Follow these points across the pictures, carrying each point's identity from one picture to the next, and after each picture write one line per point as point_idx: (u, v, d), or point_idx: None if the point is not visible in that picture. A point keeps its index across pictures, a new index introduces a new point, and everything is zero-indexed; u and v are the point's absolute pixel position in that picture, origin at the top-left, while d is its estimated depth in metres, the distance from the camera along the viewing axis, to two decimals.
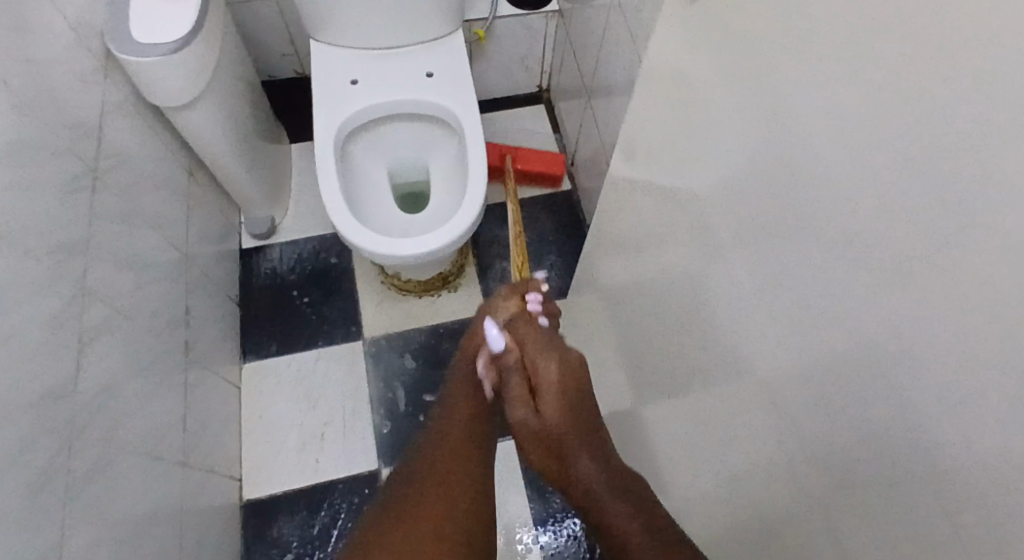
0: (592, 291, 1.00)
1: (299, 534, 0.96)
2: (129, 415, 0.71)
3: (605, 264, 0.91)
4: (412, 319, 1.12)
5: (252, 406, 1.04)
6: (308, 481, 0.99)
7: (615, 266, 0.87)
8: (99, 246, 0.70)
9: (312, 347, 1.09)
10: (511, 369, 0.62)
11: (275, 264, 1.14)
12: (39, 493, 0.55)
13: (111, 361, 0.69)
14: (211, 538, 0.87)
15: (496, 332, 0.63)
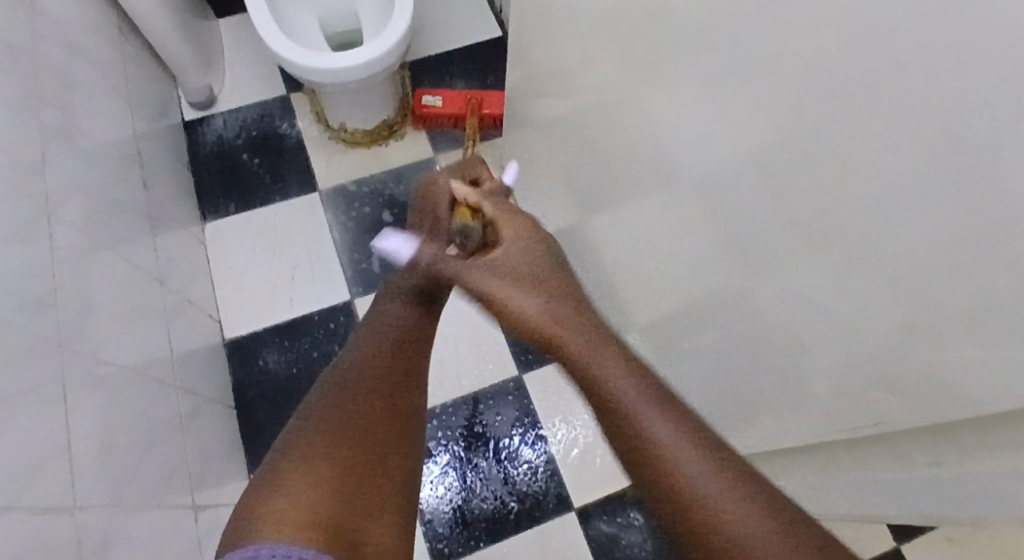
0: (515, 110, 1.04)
1: (283, 359, 1.04)
2: (92, 218, 0.74)
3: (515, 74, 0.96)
4: (363, 167, 1.16)
5: (220, 259, 1.09)
6: (284, 316, 1.06)
7: (522, 71, 0.92)
8: (37, 59, 0.72)
9: (269, 203, 1.13)
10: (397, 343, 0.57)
11: (221, 132, 1.17)
12: (30, 243, 0.60)
13: (68, 172, 0.72)
14: (199, 368, 0.92)
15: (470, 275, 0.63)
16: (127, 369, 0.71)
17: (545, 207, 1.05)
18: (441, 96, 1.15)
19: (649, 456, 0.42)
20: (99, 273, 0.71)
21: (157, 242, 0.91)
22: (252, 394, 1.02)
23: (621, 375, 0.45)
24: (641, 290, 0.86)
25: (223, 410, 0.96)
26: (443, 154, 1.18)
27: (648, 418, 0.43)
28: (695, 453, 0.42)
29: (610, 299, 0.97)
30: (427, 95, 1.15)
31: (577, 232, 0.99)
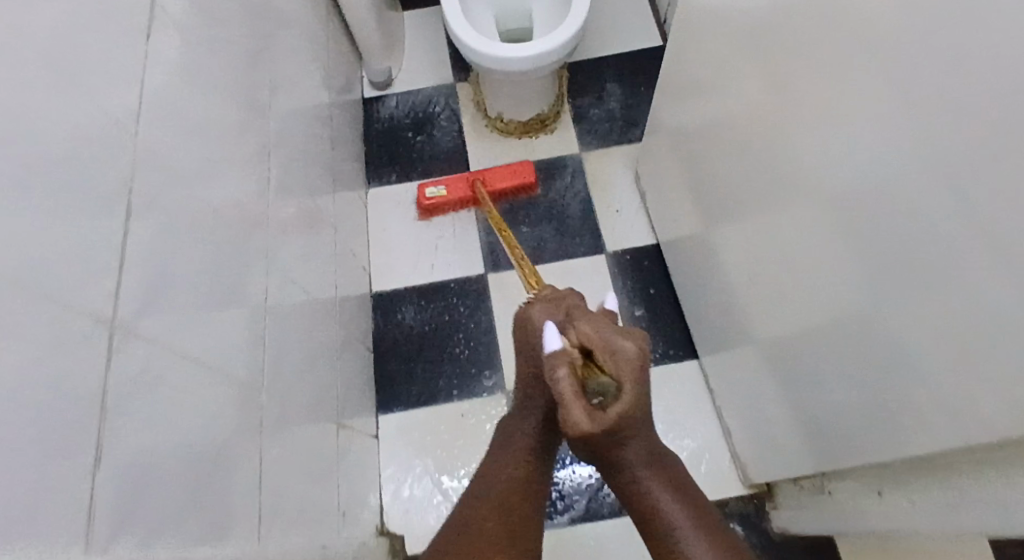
0: (660, 116, 1.08)
1: (419, 318, 1.14)
2: (289, 163, 0.86)
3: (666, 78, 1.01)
4: (513, 155, 1.25)
5: (377, 221, 1.20)
6: (425, 279, 1.16)
7: (675, 76, 0.96)
8: (264, 24, 0.85)
9: (425, 177, 1.24)
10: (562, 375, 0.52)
11: (393, 110, 1.29)
12: (251, 171, 0.71)
13: (276, 120, 0.84)
14: (346, 312, 1.03)
15: (553, 334, 0.57)
16: (302, 292, 0.82)
17: (680, 219, 1.09)
18: (443, 181, 1.18)
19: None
20: (291, 207, 0.83)
21: (327, 195, 1.03)
22: (389, 343, 1.12)
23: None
24: (756, 304, 0.88)
25: (362, 351, 1.07)
26: (587, 153, 1.24)
27: (690, 549, 0.50)
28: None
29: (726, 309, 0.99)
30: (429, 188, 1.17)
31: (704, 240, 1.01)
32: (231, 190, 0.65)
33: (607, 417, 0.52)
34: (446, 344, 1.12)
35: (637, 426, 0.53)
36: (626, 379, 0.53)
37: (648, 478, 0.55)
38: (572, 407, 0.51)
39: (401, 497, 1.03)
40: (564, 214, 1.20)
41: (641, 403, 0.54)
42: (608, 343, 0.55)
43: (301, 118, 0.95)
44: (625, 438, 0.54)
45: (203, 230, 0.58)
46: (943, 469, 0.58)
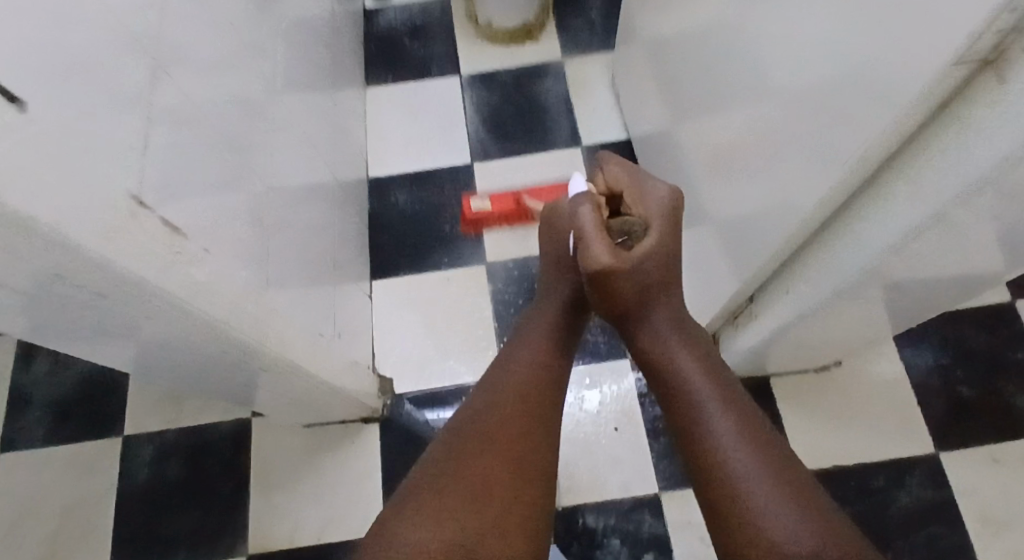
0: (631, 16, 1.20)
1: (410, 200, 1.26)
2: (292, 32, 0.98)
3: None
4: (499, 61, 1.37)
5: (375, 117, 1.33)
6: (417, 167, 1.29)
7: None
8: None
9: (419, 79, 1.36)
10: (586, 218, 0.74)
11: (391, 19, 1.41)
12: (258, 17, 0.83)
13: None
14: (342, 185, 1.16)
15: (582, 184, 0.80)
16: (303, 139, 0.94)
17: (647, 111, 1.21)
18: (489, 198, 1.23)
19: (738, 513, 0.61)
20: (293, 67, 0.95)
21: (327, 77, 1.16)
22: (382, 221, 1.25)
23: (739, 445, 0.64)
24: (703, 165, 1.00)
25: (358, 223, 1.19)
26: (568, 59, 1.36)
27: (723, 435, 0.65)
28: (759, 493, 0.60)
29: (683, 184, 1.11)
30: (473, 201, 1.23)
31: (665, 123, 1.13)
32: (242, 23, 0.77)
33: (635, 270, 0.73)
34: (435, 223, 1.24)
35: (654, 271, 0.74)
36: (654, 226, 0.74)
37: (684, 363, 0.72)
38: (597, 244, 0.72)
39: (391, 348, 1.16)
40: (545, 111, 1.32)
41: (669, 253, 0.75)
42: (637, 197, 0.78)
43: (304, 3, 1.07)
44: (648, 293, 0.74)
45: (221, 40, 0.70)
46: (821, 244, 0.71)
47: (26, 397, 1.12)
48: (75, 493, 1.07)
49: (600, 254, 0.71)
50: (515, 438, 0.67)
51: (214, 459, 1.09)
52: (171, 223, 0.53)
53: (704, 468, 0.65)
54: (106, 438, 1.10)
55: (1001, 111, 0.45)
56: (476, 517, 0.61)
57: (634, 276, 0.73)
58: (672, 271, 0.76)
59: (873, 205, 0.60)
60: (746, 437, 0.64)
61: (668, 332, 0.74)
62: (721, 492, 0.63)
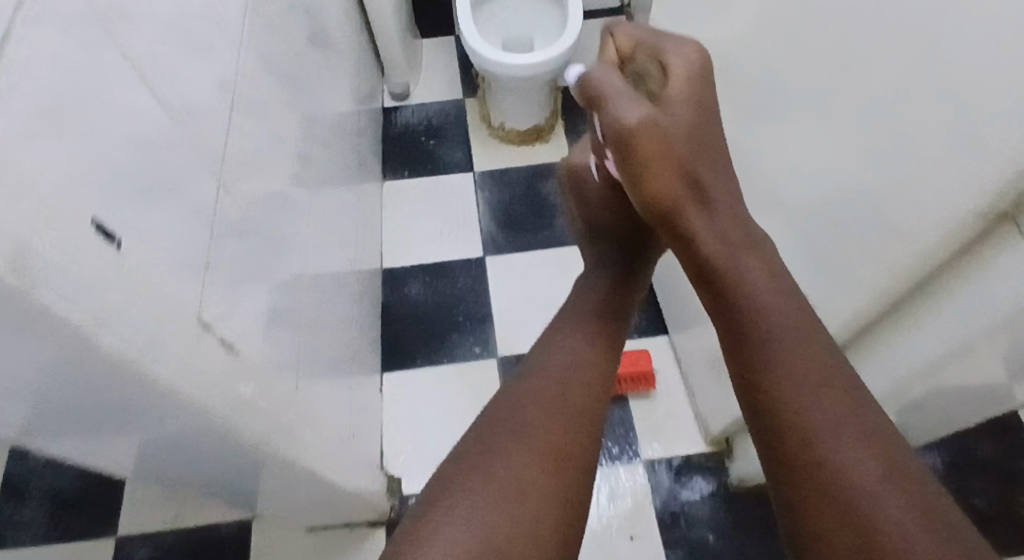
0: None
1: (423, 293, 1.28)
2: (321, 135, 1.02)
3: None
4: (511, 160, 1.42)
5: (390, 210, 1.36)
6: (430, 260, 1.31)
7: None
8: (309, 21, 1.02)
9: (434, 175, 1.40)
10: (611, 104, 0.62)
11: (408, 118, 1.46)
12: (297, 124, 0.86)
13: (314, 98, 1.00)
14: (358, 278, 1.17)
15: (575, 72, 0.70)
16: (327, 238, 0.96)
17: None
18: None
19: (806, 448, 0.49)
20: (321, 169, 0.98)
21: (349, 174, 1.19)
22: (395, 313, 1.26)
23: (801, 363, 0.51)
24: None
25: (371, 316, 1.20)
26: None
27: (802, 395, 0.50)
28: (828, 421, 0.48)
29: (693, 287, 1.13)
30: None
31: None
32: (285, 133, 0.80)
33: (667, 125, 0.60)
34: (447, 316, 1.25)
35: (693, 153, 0.60)
36: (678, 88, 0.61)
37: (748, 276, 0.56)
38: (626, 101, 0.61)
39: (401, 444, 1.15)
40: (556, 209, 1.36)
41: (694, 103, 0.62)
42: (650, 39, 0.65)
43: (331, 106, 1.11)
44: (693, 169, 0.60)
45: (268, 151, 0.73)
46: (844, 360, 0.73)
47: (23, 488, 1.09)
48: None
49: (632, 110, 0.61)
50: (565, 403, 0.60)
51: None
52: (226, 340, 0.53)
53: (762, 391, 0.52)
54: (104, 535, 1.06)
55: (1010, 265, 0.47)
56: (520, 506, 0.54)
57: (666, 120, 0.60)
58: (706, 145, 0.62)
59: (899, 328, 0.63)
60: (810, 353, 0.52)
61: (727, 224, 0.59)
62: (786, 419, 0.50)
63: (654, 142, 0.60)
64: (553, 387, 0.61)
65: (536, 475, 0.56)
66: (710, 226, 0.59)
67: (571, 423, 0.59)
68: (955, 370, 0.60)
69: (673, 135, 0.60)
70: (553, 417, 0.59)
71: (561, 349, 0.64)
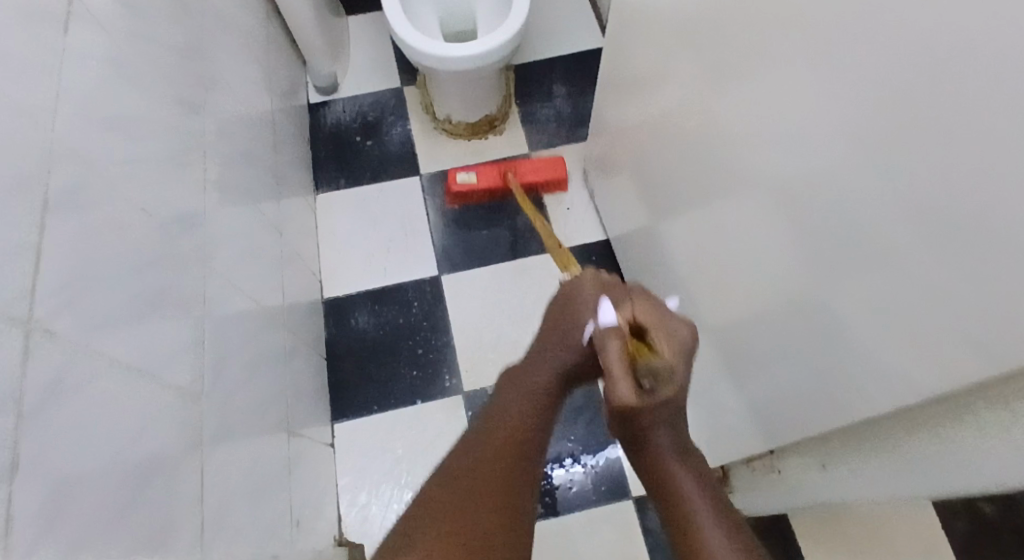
0: (607, 115, 1.09)
1: (372, 322, 1.13)
2: (227, 172, 0.85)
3: (608, 79, 1.02)
4: (462, 157, 1.25)
5: (327, 227, 1.20)
6: (378, 283, 1.16)
7: (618, 76, 0.98)
8: (198, 34, 0.83)
9: (375, 181, 1.23)
10: (607, 339, 0.56)
11: (339, 114, 1.28)
12: (186, 179, 0.70)
13: (213, 132, 0.82)
14: (295, 321, 1.02)
15: (608, 313, 0.60)
16: (241, 301, 0.81)
17: (630, 216, 1.10)
18: (476, 171, 1.17)
19: None
20: (228, 217, 0.82)
21: (270, 201, 1.02)
22: (342, 348, 1.11)
23: (723, 540, 0.47)
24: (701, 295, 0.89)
25: (314, 359, 1.06)
26: (537, 151, 1.25)
27: None
28: None
29: (677, 302, 1.00)
30: (460, 174, 1.16)
31: (652, 234, 1.03)
32: (167, 200, 0.64)
33: (650, 405, 0.52)
34: (401, 347, 1.11)
35: (655, 417, 0.53)
36: (671, 356, 0.55)
37: (694, 497, 0.51)
38: (619, 374, 0.53)
39: (361, 501, 1.02)
40: (514, 211, 1.21)
41: (682, 374, 0.54)
42: (663, 336, 0.56)
43: (240, 128, 0.94)
44: (654, 423, 0.53)
45: (138, 239, 0.57)
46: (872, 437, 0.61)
47: None
48: None
49: (623, 387, 0.52)
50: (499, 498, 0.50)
51: None
52: None
53: (678, 553, 0.48)
54: None
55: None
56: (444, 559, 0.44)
57: (654, 404, 0.52)
58: (681, 414, 0.56)
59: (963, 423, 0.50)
60: (733, 528, 0.48)
61: (676, 467, 0.53)
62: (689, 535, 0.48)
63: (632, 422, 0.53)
64: (439, 512, 0.48)
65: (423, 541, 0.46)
66: (656, 458, 0.54)
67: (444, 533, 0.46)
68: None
69: (651, 408, 0.52)
70: (420, 529, 0.47)
71: (452, 461, 0.55)
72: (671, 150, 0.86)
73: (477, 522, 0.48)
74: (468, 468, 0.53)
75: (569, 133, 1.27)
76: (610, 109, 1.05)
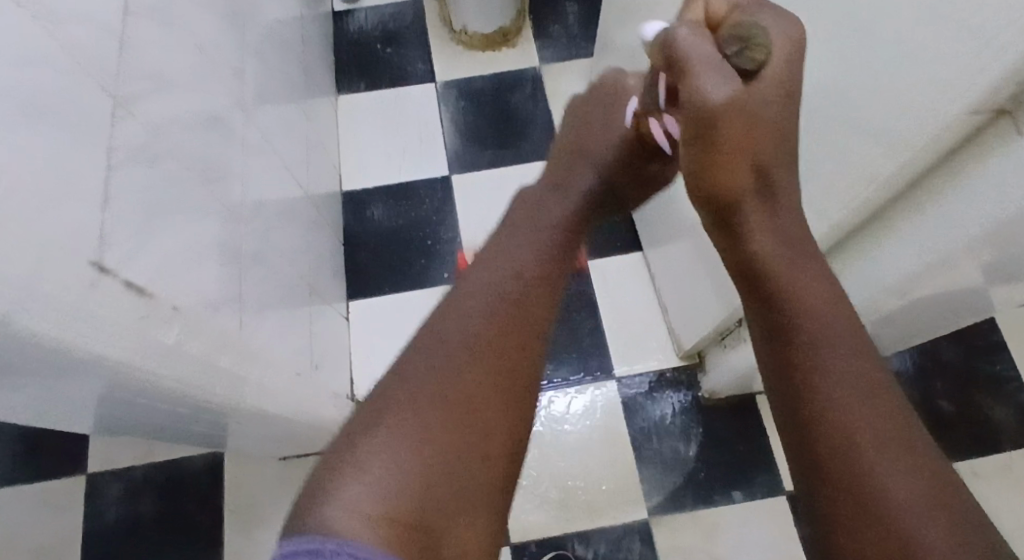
0: (612, 24, 1.16)
1: (387, 214, 1.22)
2: (262, 44, 0.93)
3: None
4: (476, 67, 1.32)
5: (347, 127, 1.28)
6: (393, 179, 1.24)
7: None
8: None
9: (393, 87, 1.31)
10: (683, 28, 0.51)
11: (361, 23, 1.35)
12: (228, 33, 0.78)
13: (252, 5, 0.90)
14: (318, 201, 1.11)
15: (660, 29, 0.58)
16: (271, 160, 0.90)
17: None
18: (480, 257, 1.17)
19: (834, 425, 0.46)
20: (262, 84, 0.90)
21: (298, 88, 1.09)
22: (358, 235, 1.21)
23: (838, 319, 0.49)
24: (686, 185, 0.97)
25: (333, 241, 1.15)
26: (546, 65, 1.33)
27: (834, 376, 0.47)
28: (853, 401, 0.46)
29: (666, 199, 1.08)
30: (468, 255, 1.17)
31: None
32: (212, 42, 0.72)
33: (756, 110, 0.49)
34: (413, 237, 1.20)
35: (772, 132, 0.51)
36: (774, 61, 0.49)
37: (785, 259, 0.52)
38: (710, 76, 0.48)
39: (371, 371, 1.12)
40: (523, 119, 1.29)
41: (784, 97, 0.50)
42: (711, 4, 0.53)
43: (274, 12, 1.02)
44: (756, 191, 0.53)
45: (192, 63, 0.65)
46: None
47: None
48: (39, 537, 1.00)
49: (717, 87, 0.48)
50: (490, 432, 0.53)
51: (190, 496, 1.04)
52: (133, 282, 0.46)
53: (790, 355, 0.49)
54: (74, 476, 1.03)
55: (1003, 164, 0.42)
56: (409, 477, 0.48)
57: (756, 115, 0.50)
58: (783, 159, 0.52)
59: (885, 232, 0.56)
60: (835, 304, 0.50)
61: (778, 222, 0.53)
62: (806, 367, 0.48)
63: (726, 142, 0.50)
64: (407, 439, 0.50)
65: (408, 486, 0.48)
66: (766, 210, 0.53)
67: (420, 494, 0.48)
68: (932, 279, 0.56)
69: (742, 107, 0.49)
70: (407, 466, 0.49)
71: (416, 352, 0.55)
72: None
73: (444, 467, 0.50)
74: (418, 376, 0.53)
75: (578, 50, 1.34)
76: (616, 15, 1.12)
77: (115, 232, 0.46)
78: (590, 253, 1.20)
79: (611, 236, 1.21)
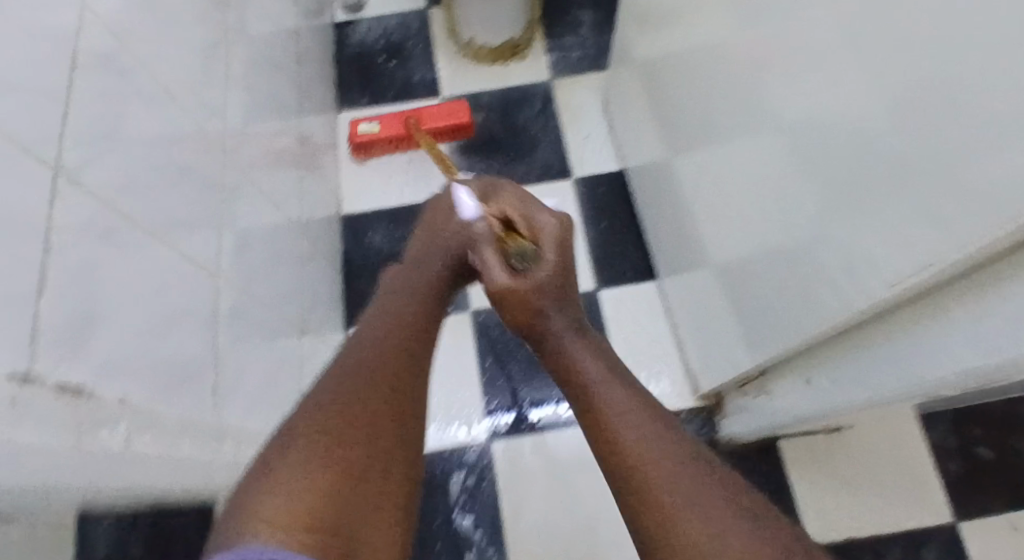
0: (630, 40, 1.09)
1: (386, 239, 1.16)
2: (254, 69, 0.87)
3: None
4: (483, 82, 1.26)
5: (347, 146, 1.22)
6: (394, 202, 1.18)
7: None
8: None
9: (396, 103, 1.25)
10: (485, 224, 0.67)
11: (364, 35, 1.29)
12: (212, 65, 0.72)
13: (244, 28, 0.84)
14: (314, 229, 1.06)
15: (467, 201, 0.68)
16: (261, 195, 0.84)
17: (644, 144, 1.11)
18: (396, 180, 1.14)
19: (636, 471, 0.44)
20: (252, 113, 0.85)
21: (294, 109, 1.04)
22: (356, 262, 1.15)
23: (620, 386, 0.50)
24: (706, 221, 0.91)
25: (330, 269, 1.10)
26: (558, 80, 1.26)
27: (608, 404, 0.49)
28: (662, 463, 0.44)
29: (683, 231, 1.01)
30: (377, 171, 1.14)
31: (665, 160, 1.03)
32: (193, 77, 0.66)
33: (529, 284, 0.60)
34: None
35: (552, 281, 0.60)
36: (549, 245, 0.63)
37: (569, 338, 0.57)
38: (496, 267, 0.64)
39: None
40: (531, 138, 1.22)
41: (559, 266, 0.62)
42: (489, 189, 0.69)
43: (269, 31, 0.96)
44: (540, 328, 0.59)
45: (167, 107, 0.59)
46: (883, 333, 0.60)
47: None
48: None
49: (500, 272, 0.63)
50: (399, 462, 0.46)
51: None
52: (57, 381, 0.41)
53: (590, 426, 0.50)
54: None
55: None
56: (320, 489, 0.40)
57: (533, 283, 0.61)
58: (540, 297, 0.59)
59: (957, 300, 0.49)
60: (613, 370, 0.52)
61: (564, 327, 0.57)
62: (597, 407, 0.49)
63: (517, 302, 0.60)
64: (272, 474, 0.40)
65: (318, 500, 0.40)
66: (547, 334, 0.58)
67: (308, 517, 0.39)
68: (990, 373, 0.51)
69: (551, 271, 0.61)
70: (290, 488, 0.40)
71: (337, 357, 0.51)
72: (688, 70, 0.86)
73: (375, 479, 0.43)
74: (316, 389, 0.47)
75: (592, 63, 1.27)
76: (634, 32, 1.05)
77: (54, 319, 0.41)
78: (600, 282, 1.13)
79: (624, 265, 1.14)
